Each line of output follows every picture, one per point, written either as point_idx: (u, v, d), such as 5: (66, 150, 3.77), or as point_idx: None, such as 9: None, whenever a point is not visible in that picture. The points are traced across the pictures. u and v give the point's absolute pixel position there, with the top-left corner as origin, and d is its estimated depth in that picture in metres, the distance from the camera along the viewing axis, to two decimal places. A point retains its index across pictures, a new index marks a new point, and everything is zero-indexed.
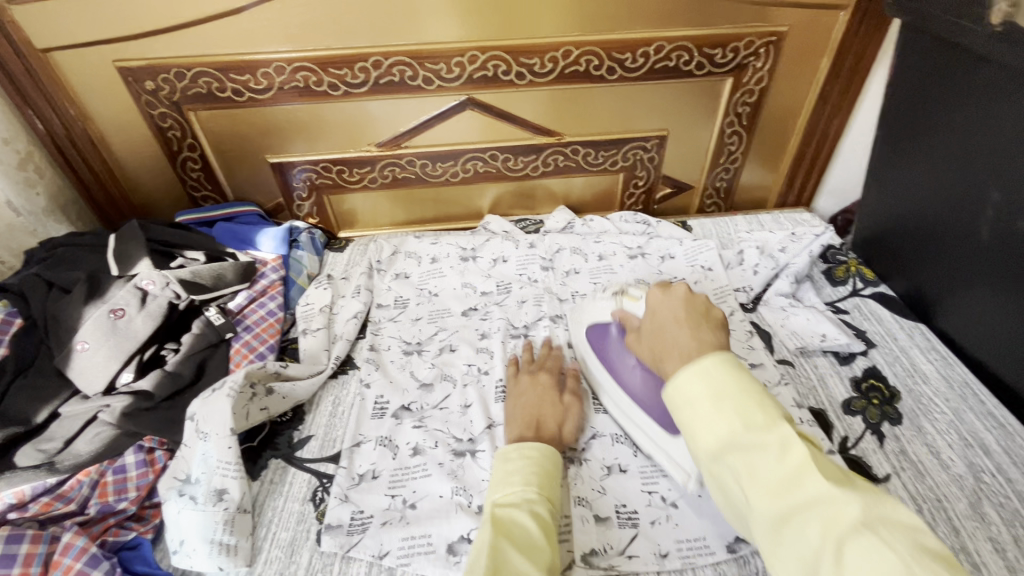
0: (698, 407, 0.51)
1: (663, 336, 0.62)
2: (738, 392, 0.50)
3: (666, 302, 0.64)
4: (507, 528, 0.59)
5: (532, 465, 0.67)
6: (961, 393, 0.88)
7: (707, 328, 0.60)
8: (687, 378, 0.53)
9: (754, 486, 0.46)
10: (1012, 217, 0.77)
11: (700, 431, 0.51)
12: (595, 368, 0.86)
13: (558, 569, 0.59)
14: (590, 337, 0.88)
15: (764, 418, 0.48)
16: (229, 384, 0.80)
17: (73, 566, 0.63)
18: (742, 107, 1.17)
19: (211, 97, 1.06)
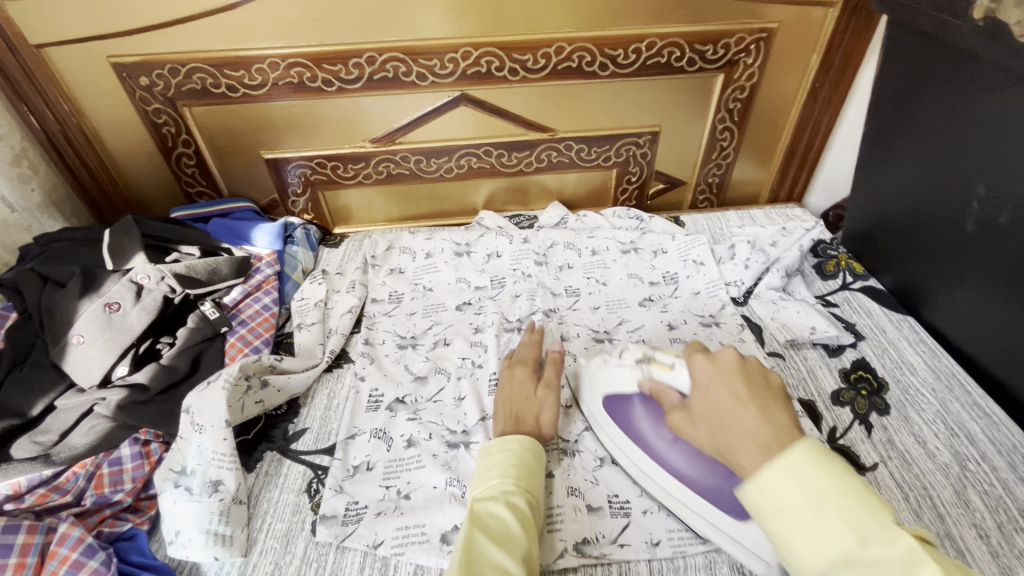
0: (796, 517, 0.43)
1: (726, 421, 0.52)
2: (842, 497, 0.43)
3: (718, 373, 0.56)
4: (481, 520, 0.60)
5: (511, 457, 0.67)
6: (948, 383, 0.89)
7: (771, 403, 0.51)
8: (773, 478, 0.45)
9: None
10: (996, 209, 0.78)
11: (804, 548, 0.43)
12: (624, 446, 0.76)
13: (534, 561, 0.59)
14: (609, 411, 0.78)
15: (878, 527, 0.41)
16: (224, 376, 0.81)
17: (69, 555, 0.63)
18: (733, 103, 1.18)
19: (206, 93, 1.06)
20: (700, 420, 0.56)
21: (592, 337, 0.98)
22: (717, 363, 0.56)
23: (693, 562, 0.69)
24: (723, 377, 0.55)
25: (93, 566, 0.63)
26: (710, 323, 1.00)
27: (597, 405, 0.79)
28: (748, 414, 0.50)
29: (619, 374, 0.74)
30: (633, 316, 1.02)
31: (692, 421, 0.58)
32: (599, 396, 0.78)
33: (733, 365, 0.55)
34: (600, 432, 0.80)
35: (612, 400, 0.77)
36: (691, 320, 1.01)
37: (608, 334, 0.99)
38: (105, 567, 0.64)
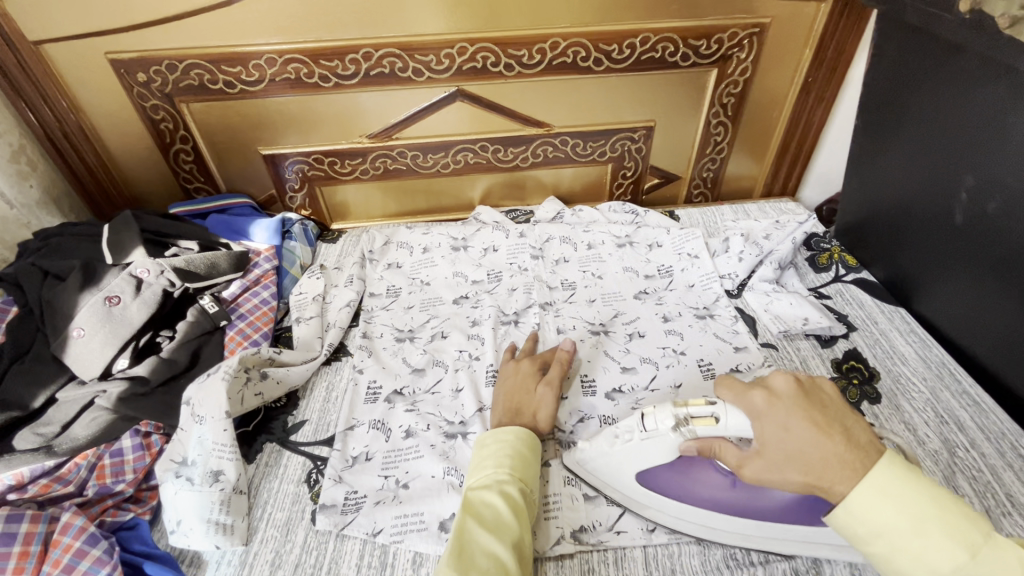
0: (899, 540, 0.46)
1: (820, 457, 0.49)
2: (940, 512, 0.46)
3: (787, 405, 0.52)
4: (474, 509, 0.61)
5: (505, 448, 0.68)
6: (938, 372, 0.91)
7: (845, 424, 0.51)
8: (868, 504, 0.47)
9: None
10: (984, 200, 0.79)
11: (913, 569, 0.46)
12: (681, 516, 0.69)
13: (527, 549, 0.60)
14: (648, 488, 0.69)
15: (981, 537, 0.45)
16: (224, 368, 0.82)
17: (73, 544, 0.64)
18: (727, 98, 1.19)
19: (203, 89, 1.07)
20: (782, 462, 0.51)
21: (588, 330, 0.99)
22: (777, 395, 0.53)
23: (687, 548, 0.70)
24: (797, 409, 0.51)
25: (96, 554, 0.64)
26: (705, 315, 1.01)
27: (629, 483, 0.70)
28: (838, 446, 0.49)
29: (645, 448, 0.66)
30: (629, 308, 1.03)
31: (770, 463, 0.53)
32: (631, 478, 0.70)
33: (798, 392, 0.53)
34: (645, 511, 0.72)
35: (649, 476, 0.69)
36: (686, 312, 1.02)
37: (604, 326, 1.00)
38: (108, 555, 0.65)
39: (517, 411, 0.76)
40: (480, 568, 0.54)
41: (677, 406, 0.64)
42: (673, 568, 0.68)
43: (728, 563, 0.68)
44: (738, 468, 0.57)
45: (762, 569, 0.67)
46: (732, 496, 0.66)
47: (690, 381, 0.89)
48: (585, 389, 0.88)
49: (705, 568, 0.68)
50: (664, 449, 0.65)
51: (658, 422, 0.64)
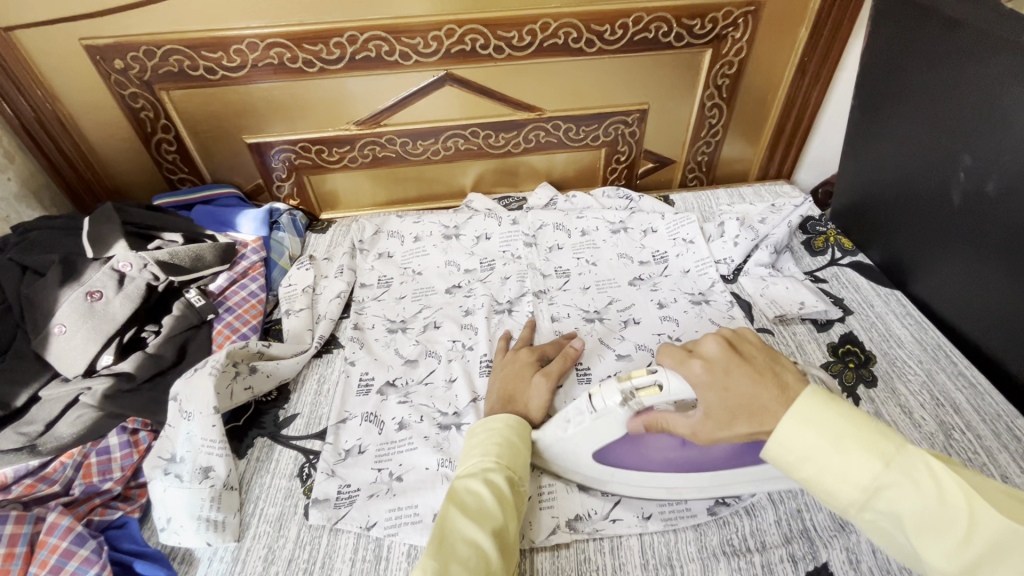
0: (822, 461, 0.49)
1: (759, 403, 0.51)
2: (857, 430, 0.48)
3: (725, 364, 0.54)
4: (458, 496, 0.60)
5: (495, 436, 0.67)
6: (934, 354, 0.90)
7: (774, 368, 0.53)
8: (793, 432, 0.50)
9: (914, 529, 0.45)
10: (981, 179, 0.78)
11: (837, 485, 0.48)
12: (636, 479, 0.69)
13: (512, 537, 0.60)
14: (608, 464, 0.69)
15: (894, 447, 0.47)
16: (211, 363, 0.80)
17: (59, 544, 0.63)
18: (722, 79, 1.17)
19: (183, 76, 1.04)
20: (728, 418, 0.53)
21: (583, 318, 0.98)
22: (713, 358, 0.55)
23: (684, 535, 0.70)
24: (736, 366, 0.53)
25: (84, 554, 0.63)
26: (700, 301, 1.00)
27: (588, 463, 0.69)
28: (774, 392, 0.51)
29: (597, 427, 0.64)
30: (623, 295, 1.02)
31: (719, 422, 0.54)
32: (587, 457, 0.68)
33: (729, 350, 0.54)
34: (607, 485, 0.71)
35: (606, 454, 0.68)
36: (681, 298, 1.01)
37: (598, 314, 0.99)
38: (95, 556, 0.63)
39: (509, 399, 0.76)
40: (459, 556, 0.53)
41: (620, 381, 0.61)
42: (668, 556, 0.68)
43: (725, 549, 0.68)
44: (688, 433, 0.58)
45: (760, 556, 0.67)
46: (681, 454, 0.65)
47: None
48: (579, 377, 0.87)
49: (701, 554, 0.68)
50: (614, 427, 0.64)
51: (606, 400, 0.62)
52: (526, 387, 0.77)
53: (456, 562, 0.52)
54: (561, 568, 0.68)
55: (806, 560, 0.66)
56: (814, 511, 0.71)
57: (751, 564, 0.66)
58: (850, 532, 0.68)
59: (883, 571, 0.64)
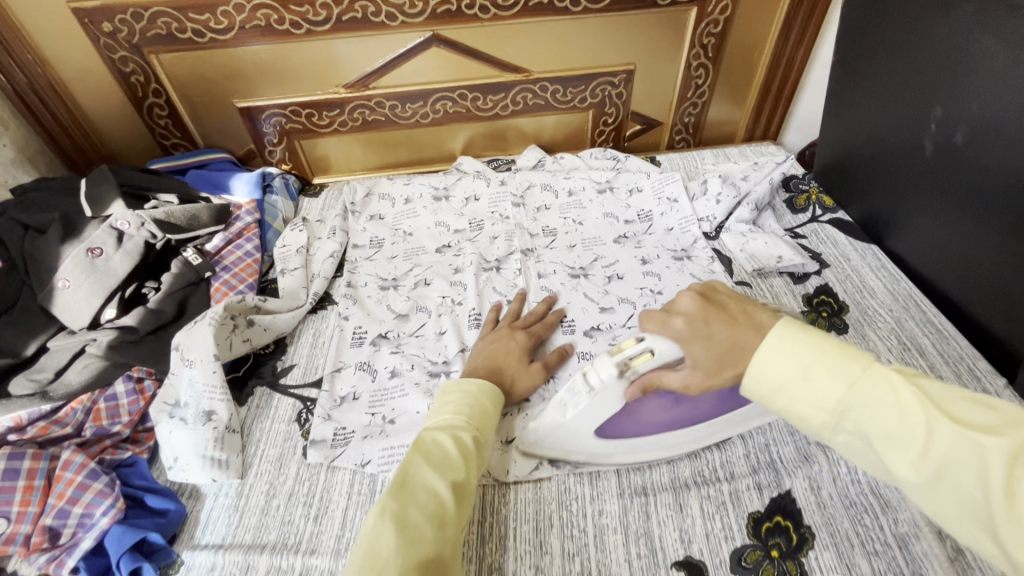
0: (791, 389, 0.50)
1: (742, 347, 0.53)
2: (823, 357, 0.49)
3: (703, 316, 0.56)
4: (425, 446, 0.62)
5: (468, 398, 0.68)
6: (905, 304, 0.94)
7: (747, 311, 0.55)
8: (763, 363, 0.52)
9: (881, 444, 0.46)
10: (952, 130, 0.81)
11: (806, 409, 0.50)
12: (641, 443, 0.71)
13: (472, 490, 0.62)
14: (610, 437, 0.69)
15: (858, 368, 0.48)
16: (209, 315, 0.83)
17: (74, 479, 0.68)
18: (708, 38, 1.18)
19: (172, 39, 1.05)
20: (717, 367, 0.54)
21: (568, 274, 1.01)
22: (692, 313, 0.57)
23: (658, 469, 0.75)
24: (713, 315, 0.56)
25: (98, 487, 0.68)
26: (682, 257, 1.03)
27: (590, 441, 0.70)
28: (752, 334, 0.53)
29: (596, 404, 0.62)
30: (608, 252, 1.05)
31: (708, 372, 0.55)
32: (590, 437, 0.69)
33: (703, 302, 0.57)
34: (609, 458, 0.73)
35: (606, 430, 0.68)
36: (665, 254, 1.04)
37: (583, 270, 1.02)
38: (109, 488, 0.68)
39: (497, 370, 0.78)
40: (418, 501, 0.56)
41: (613, 356, 0.60)
42: (643, 485, 0.73)
43: (696, 480, 0.73)
44: (682, 388, 0.58)
45: (728, 484, 0.72)
46: (676, 412, 0.67)
47: None
48: (564, 328, 0.91)
49: (674, 484, 0.73)
50: (612, 401, 0.62)
51: (601, 376, 0.61)
52: (516, 367, 0.79)
53: (414, 507, 0.56)
54: (543, 497, 0.72)
55: (770, 488, 0.71)
56: (780, 445, 0.75)
57: (719, 492, 0.71)
58: (813, 463, 0.73)
59: (841, 497, 0.69)
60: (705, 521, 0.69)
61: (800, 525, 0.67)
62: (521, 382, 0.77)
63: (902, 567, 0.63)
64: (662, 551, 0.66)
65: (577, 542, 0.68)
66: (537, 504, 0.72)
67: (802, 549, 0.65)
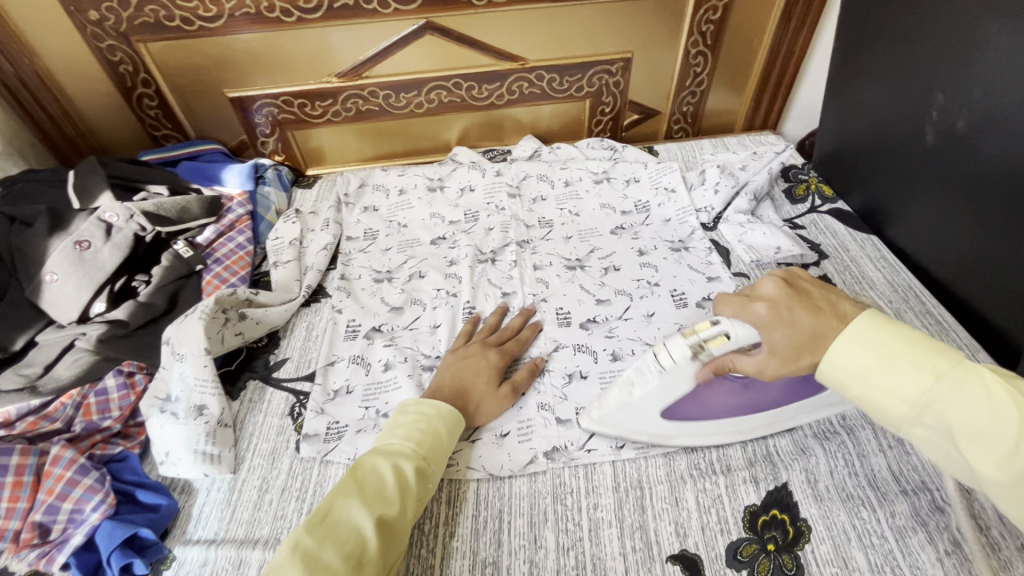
0: (871, 376, 0.50)
1: (823, 335, 0.52)
2: (911, 348, 0.49)
3: (786, 302, 0.55)
4: (361, 473, 0.60)
5: (422, 422, 0.67)
6: (904, 295, 0.93)
7: (831, 300, 0.55)
8: (842, 350, 0.51)
9: (965, 442, 0.45)
10: (954, 117, 0.79)
11: (885, 400, 0.49)
12: (702, 430, 0.72)
13: (403, 528, 0.59)
14: (675, 420, 0.71)
15: (948, 363, 0.47)
16: (200, 308, 0.82)
17: (64, 475, 0.67)
18: (706, 25, 1.15)
19: (160, 26, 1.03)
20: (793, 354, 0.54)
21: (564, 265, 1.00)
22: (774, 297, 0.56)
23: (653, 461, 0.74)
24: (798, 302, 0.54)
25: (88, 483, 0.67)
26: (680, 248, 1.02)
27: (656, 424, 0.71)
28: (835, 322, 0.52)
29: (664, 384, 0.66)
30: (605, 243, 1.04)
31: (784, 359, 0.55)
32: (656, 418, 0.70)
33: (788, 287, 0.56)
34: (671, 441, 0.72)
35: (674, 410, 0.70)
36: (662, 245, 1.03)
37: (579, 261, 1.01)
38: (99, 484, 0.67)
39: (463, 394, 0.75)
40: (337, 537, 0.54)
41: (687, 336, 0.63)
42: (638, 478, 0.72)
43: (692, 473, 0.72)
44: (756, 372, 0.59)
45: (724, 477, 0.71)
46: (742, 397, 0.70)
47: (663, 310, 0.91)
48: (559, 319, 0.90)
49: (670, 477, 0.72)
50: (683, 379, 0.66)
51: (674, 356, 0.64)
52: (483, 391, 0.76)
53: (331, 544, 0.53)
54: (538, 491, 0.72)
55: (767, 481, 0.70)
56: (777, 439, 0.75)
57: (715, 485, 0.70)
58: (810, 455, 0.72)
59: (838, 489, 0.69)
60: (701, 514, 0.68)
61: (797, 519, 0.67)
62: (486, 408, 0.76)
63: (899, 560, 0.62)
64: (657, 545, 0.66)
65: (571, 536, 0.67)
66: (532, 498, 0.71)
67: (798, 543, 0.65)
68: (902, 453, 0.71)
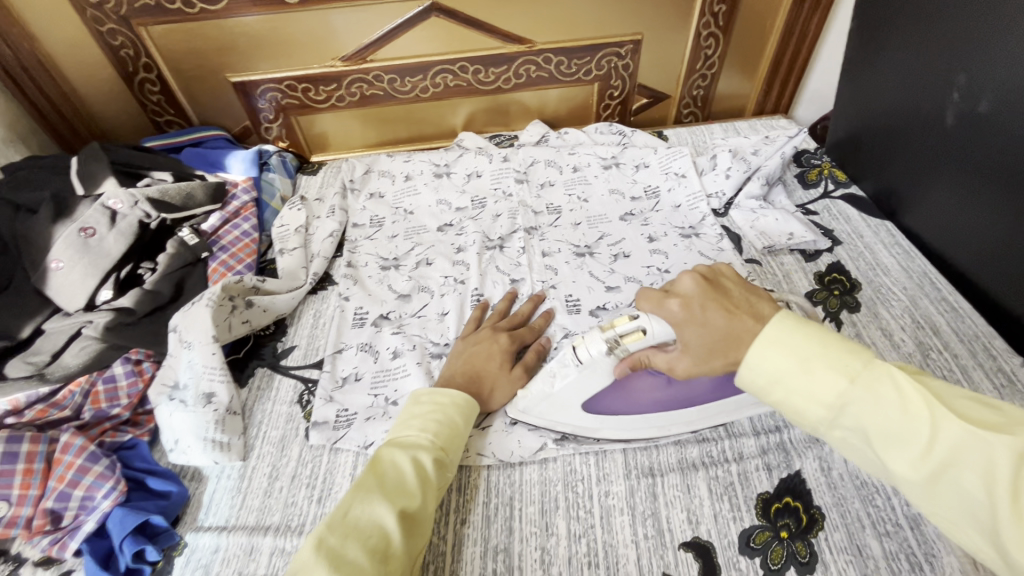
0: (790, 380, 0.50)
1: (738, 336, 0.53)
2: (824, 350, 0.49)
3: (701, 301, 0.56)
4: (380, 467, 0.60)
5: (438, 413, 0.66)
6: (919, 281, 0.91)
7: (750, 302, 0.56)
8: (762, 355, 0.51)
9: (880, 442, 0.46)
10: (976, 99, 0.78)
11: (803, 403, 0.50)
12: (630, 424, 0.71)
13: (426, 517, 0.59)
14: (595, 412, 0.70)
15: (860, 363, 0.48)
16: (207, 296, 0.82)
17: (74, 462, 0.67)
18: (719, 6, 1.13)
19: (161, 9, 1.01)
20: (706, 354, 0.56)
21: (573, 252, 0.99)
22: (690, 296, 0.57)
23: (665, 450, 0.73)
24: (712, 301, 0.56)
25: (98, 470, 0.67)
26: (690, 234, 1.01)
27: (575, 416, 0.71)
28: (750, 323, 0.53)
29: (585, 379, 0.66)
30: (614, 229, 1.02)
31: (697, 357, 0.57)
32: (578, 410, 0.70)
33: (704, 285, 0.57)
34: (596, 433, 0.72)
35: (595, 403, 0.70)
36: (672, 231, 1.01)
37: (588, 248, 0.99)
38: (110, 471, 0.67)
39: (477, 380, 0.75)
40: (360, 533, 0.53)
41: (604, 331, 0.63)
42: (650, 466, 0.72)
43: (704, 461, 0.71)
44: (669, 369, 0.61)
45: (737, 465, 0.70)
46: (668, 393, 0.68)
47: None
48: (569, 307, 0.89)
49: (681, 465, 0.71)
50: (601, 374, 0.66)
51: (590, 351, 0.64)
52: (497, 375, 0.75)
53: (354, 540, 0.53)
54: (549, 478, 0.71)
55: (780, 468, 0.70)
56: (791, 427, 0.74)
57: (728, 473, 0.70)
58: (824, 443, 0.71)
59: (853, 477, 0.68)
60: (714, 502, 0.68)
61: (810, 506, 0.66)
62: (500, 389, 0.75)
63: (915, 547, 0.62)
64: (669, 532, 0.66)
65: (583, 523, 0.67)
66: (544, 486, 0.71)
67: (812, 530, 0.64)
68: None
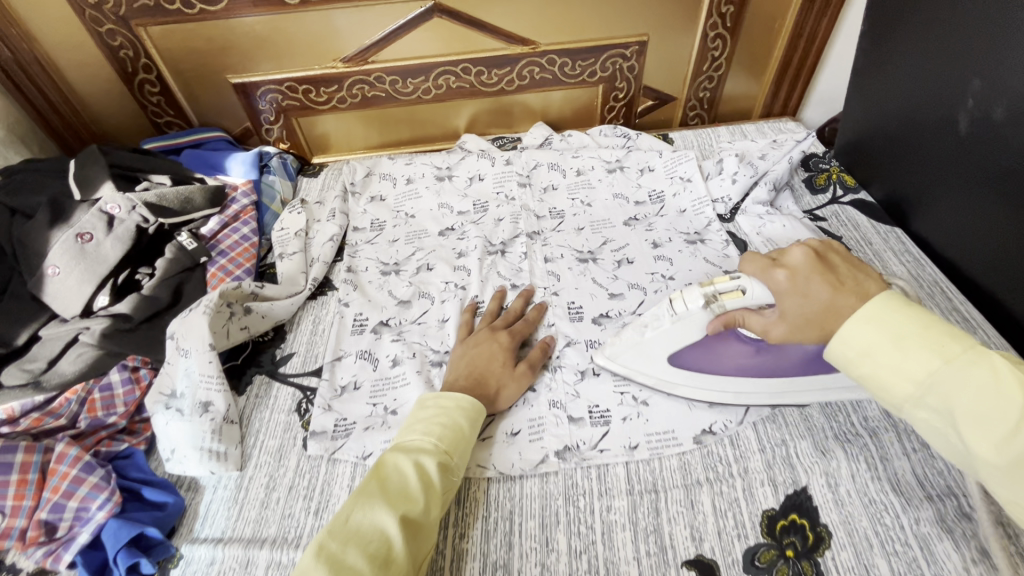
0: (881, 356, 0.51)
1: (838, 311, 0.54)
2: (922, 331, 0.50)
3: (808, 273, 0.58)
4: (384, 471, 0.59)
5: (442, 416, 0.65)
6: (930, 291, 0.89)
7: (856, 280, 0.56)
8: (856, 328, 0.52)
9: (966, 424, 0.46)
10: (991, 105, 0.76)
11: (890, 379, 0.50)
12: (709, 384, 0.74)
13: (430, 523, 0.58)
14: (682, 368, 0.73)
15: (959, 348, 0.48)
16: (204, 303, 0.81)
17: (69, 472, 0.66)
18: (726, 7, 1.11)
19: (160, 10, 1.00)
20: (801, 324, 0.58)
21: (576, 257, 0.97)
22: (797, 267, 0.59)
23: (668, 463, 0.72)
24: (818, 273, 0.57)
25: (93, 481, 0.66)
26: (695, 240, 0.99)
27: (660, 369, 0.74)
28: (853, 299, 0.54)
29: (676, 332, 0.70)
30: (618, 234, 1.01)
31: (792, 327, 0.59)
32: (664, 363, 0.73)
33: (815, 258, 0.58)
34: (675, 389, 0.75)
35: (679, 359, 0.72)
36: (676, 237, 1.00)
37: (592, 254, 0.98)
38: (105, 482, 0.66)
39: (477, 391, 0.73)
40: (361, 539, 0.53)
41: (704, 288, 0.67)
42: (653, 481, 0.70)
43: (708, 476, 0.70)
44: (762, 332, 0.64)
45: (742, 481, 0.69)
46: (755, 360, 0.70)
47: None
48: (570, 315, 0.88)
49: (685, 480, 0.70)
50: (693, 329, 0.70)
51: (688, 305, 0.68)
52: (501, 373, 0.75)
53: (355, 547, 0.52)
54: (549, 492, 0.70)
55: (786, 484, 0.68)
56: (797, 440, 0.72)
57: (732, 488, 0.69)
58: (831, 459, 0.70)
59: (861, 494, 0.66)
60: (717, 518, 0.66)
61: (817, 524, 0.65)
62: (507, 391, 0.74)
63: (924, 569, 0.60)
64: (672, 549, 0.64)
65: (584, 539, 0.66)
66: (544, 500, 0.70)
67: (818, 549, 0.63)
68: (929, 457, 0.68)
